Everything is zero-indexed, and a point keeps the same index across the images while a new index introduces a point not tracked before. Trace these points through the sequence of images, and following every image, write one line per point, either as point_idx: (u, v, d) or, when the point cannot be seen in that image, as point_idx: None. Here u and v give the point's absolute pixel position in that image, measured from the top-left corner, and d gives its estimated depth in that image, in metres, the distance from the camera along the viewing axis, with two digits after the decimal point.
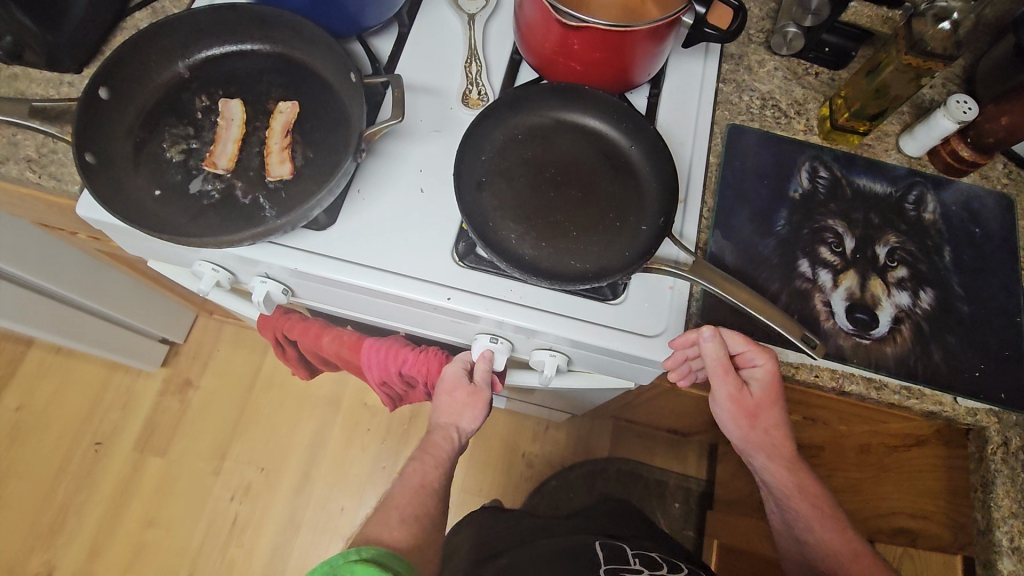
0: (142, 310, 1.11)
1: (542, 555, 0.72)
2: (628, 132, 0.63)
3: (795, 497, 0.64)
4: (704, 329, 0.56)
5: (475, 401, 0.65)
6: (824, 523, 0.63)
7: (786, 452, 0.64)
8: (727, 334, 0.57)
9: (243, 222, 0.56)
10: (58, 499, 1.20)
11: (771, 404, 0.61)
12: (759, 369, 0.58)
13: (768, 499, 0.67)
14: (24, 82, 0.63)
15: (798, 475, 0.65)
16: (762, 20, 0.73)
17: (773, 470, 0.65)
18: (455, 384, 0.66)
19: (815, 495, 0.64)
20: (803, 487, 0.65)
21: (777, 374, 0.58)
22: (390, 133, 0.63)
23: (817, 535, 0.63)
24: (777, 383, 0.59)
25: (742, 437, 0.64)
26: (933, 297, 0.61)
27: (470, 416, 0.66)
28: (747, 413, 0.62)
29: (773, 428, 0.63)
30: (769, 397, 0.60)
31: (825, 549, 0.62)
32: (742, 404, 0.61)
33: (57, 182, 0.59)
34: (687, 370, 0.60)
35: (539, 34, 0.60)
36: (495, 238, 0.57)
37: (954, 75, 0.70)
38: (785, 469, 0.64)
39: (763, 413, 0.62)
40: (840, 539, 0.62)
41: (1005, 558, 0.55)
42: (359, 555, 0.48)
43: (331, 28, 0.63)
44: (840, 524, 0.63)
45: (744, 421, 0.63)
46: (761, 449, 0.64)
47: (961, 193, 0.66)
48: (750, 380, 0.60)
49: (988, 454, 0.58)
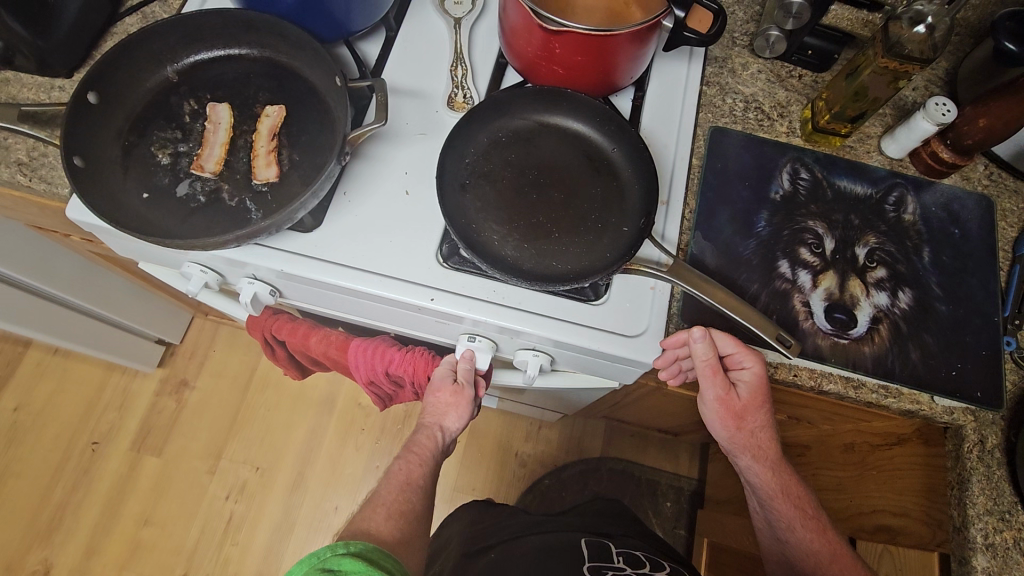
0: (137, 311, 1.12)
1: (528, 550, 0.73)
2: (610, 135, 0.63)
3: (777, 497, 0.65)
4: (695, 329, 0.56)
5: (458, 400, 0.66)
6: (804, 522, 0.64)
7: (771, 452, 0.65)
8: (718, 336, 0.58)
9: (230, 225, 0.57)
10: (55, 497, 1.21)
11: (758, 406, 0.62)
12: (748, 372, 0.59)
13: (753, 500, 0.68)
14: (16, 87, 0.64)
15: (782, 475, 0.65)
16: (746, 23, 0.74)
17: (759, 470, 0.65)
18: (437, 384, 0.66)
19: (799, 497, 0.65)
20: (787, 488, 0.65)
21: (766, 377, 0.59)
22: (376, 136, 0.64)
23: (798, 535, 0.64)
24: (766, 386, 0.60)
25: (729, 438, 0.65)
26: (911, 297, 0.62)
27: (454, 416, 0.66)
28: (734, 414, 0.63)
29: (759, 430, 0.64)
30: (755, 399, 0.61)
31: (809, 550, 0.63)
32: (729, 405, 0.62)
33: (48, 185, 0.60)
34: (678, 370, 0.61)
35: (522, 38, 0.61)
36: (479, 240, 0.58)
37: (935, 77, 0.71)
38: (771, 469, 0.65)
39: (751, 414, 0.63)
40: (821, 538, 0.63)
41: (980, 555, 0.56)
42: (347, 549, 0.48)
43: (318, 33, 0.64)
44: (820, 525, 0.64)
45: (731, 422, 0.63)
46: (746, 449, 0.65)
47: (941, 194, 0.67)
48: (739, 382, 0.61)
49: (965, 452, 0.59)
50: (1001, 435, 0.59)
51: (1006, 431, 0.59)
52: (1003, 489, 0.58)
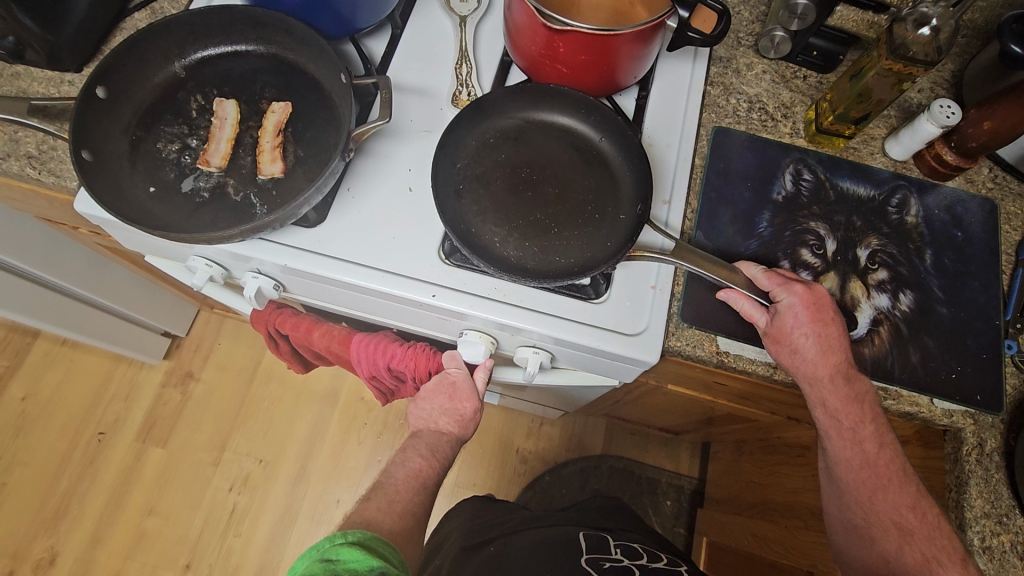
0: (142, 302, 1.12)
1: (527, 542, 0.73)
2: (597, 126, 0.64)
3: (821, 411, 0.56)
4: (721, 291, 0.58)
5: (478, 413, 0.70)
6: (843, 437, 0.56)
7: (826, 374, 0.55)
8: (746, 274, 0.59)
9: (235, 219, 0.58)
10: (62, 486, 1.22)
11: (802, 332, 0.55)
12: (781, 303, 0.56)
13: (825, 430, 0.57)
14: (27, 81, 0.65)
15: (837, 392, 0.55)
16: (751, 23, 0.74)
17: (826, 395, 0.55)
18: (466, 397, 0.69)
19: (862, 419, 0.55)
20: (835, 405, 0.55)
21: (805, 305, 0.55)
22: (380, 133, 0.64)
23: (835, 446, 0.57)
24: (807, 314, 0.55)
25: (791, 369, 0.56)
26: (912, 300, 0.62)
27: (471, 427, 0.72)
28: (784, 343, 0.56)
29: (814, 354, 0.55)
30: (807, 322, 0.54)
31: (843, 458, 0.57)
32: (779, 331, 0.56)
33: (56, 178, 0.61)
34: (741, 339, 0.60)
35: (526, 37, 0.61)
36: (479, 242, 0.59)
37: (941, 79, 0.70)
38: (823, 387, 0.55)
39: (794, 340, 0.55)
40: (856, 450, 0.56)
41: (977, 556, 0.56)
42: (345, 539, 0.48)
43: (325, 30, 0.65)
44: (857, 437, 0.55)
45: (787, 351, 0.56)
46: (798, 375, 0.56)
47: (944, 197, 0.67)
48: (778, 311, 0.56)
49: (963, 454, 0.59)
50: (1000, 438, 0.59)
51: (1005, 434, 0.59)
52: (1002, 492, 0.58)
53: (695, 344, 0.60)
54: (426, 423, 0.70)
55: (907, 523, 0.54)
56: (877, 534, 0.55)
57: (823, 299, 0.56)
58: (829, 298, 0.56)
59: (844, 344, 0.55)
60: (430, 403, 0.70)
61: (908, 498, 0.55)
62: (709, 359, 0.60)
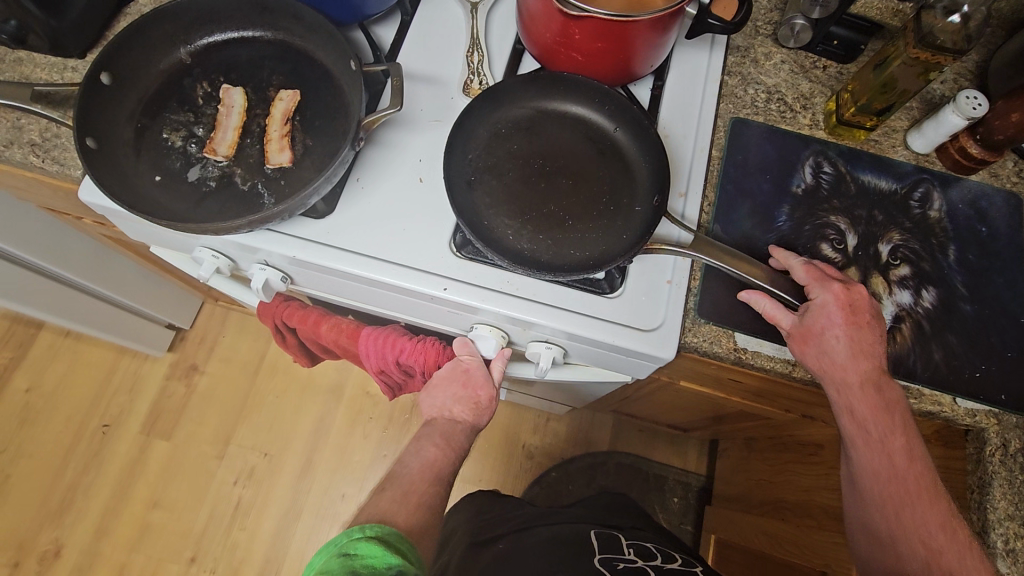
0: (146, 294, 1.11)
1: (536, 540, 0.72)
2: (611, 115, 0.62)
3: (847, 419, 0.55)
4: (743, 291, 0.57)
5: (490, 401, 0.69)
6: (870, 447, 0.54)
7: (854, 378, 0.54)
8: (785, 262, 0.58)
9: (242, 209, 0.57)
10: (66, 477, 1.22)
11: (833, 331, 0.54)
12: (814, 301, 0.55)
13: (852, 439, 0.55)
14: (29, 67, 0.63)
15: (865, 399, 0.53)
16: (770, 11, 0.72)
17: (852, 400, 0.54)
18: (480, 385, 0.68)
19: (890, 429, 0.53)
20: (863, 413, 0.54)
21: (839, 305, 0.54)
22: (390, 122, 0.63)
23: (862, 457, 0.55)
24: (840, 314, 0.54)
25: (817, 368, 0.55)
26: (935, 296, 0.60)
27: (486, 415, 0.71)
28: (813, 342, 0.55)
29: (842, 355, 0.53)
30: (841, 322, 0.54)
31: (870, 471, 0.54)
32: (809, 330, 0.55)
33: (60, 166, 0.60)
34: (759, 336, 0.59)
35: (541, 24, 0.59)
36: (492, 234, 0.57)
37: (964, 70, 0.69)
38: (849, 392, 0.54)
39: (824, 340, 0.54)
40: (883, 462, 0.54)
41: (1000, 560, 0.55)
42: (364, 533, 0.47)
43: (331, 15, 0.63)
44: (887, 449, 0.53)
45: (814, 352, 0.55)
46: (823, 376, 0.55)
47: (968, 191, 0.65)
48: (809, 308, 0.55)
49: (986, 455, 0.58)
50: None
51: None
52: None
53: (712, 340, 0.59)
54: (440, 411, 0.69)
55: (936, 543, 0.51)
56: (903, 551, 0.52)
57: (862, 301, 0.55)
58: (867, 300, 0.55)
59: (877, 349, 0.54)
60: (442, 392, 0.68)
61: (939, 514, 0.52)
62: (726, 355, 0.59)
